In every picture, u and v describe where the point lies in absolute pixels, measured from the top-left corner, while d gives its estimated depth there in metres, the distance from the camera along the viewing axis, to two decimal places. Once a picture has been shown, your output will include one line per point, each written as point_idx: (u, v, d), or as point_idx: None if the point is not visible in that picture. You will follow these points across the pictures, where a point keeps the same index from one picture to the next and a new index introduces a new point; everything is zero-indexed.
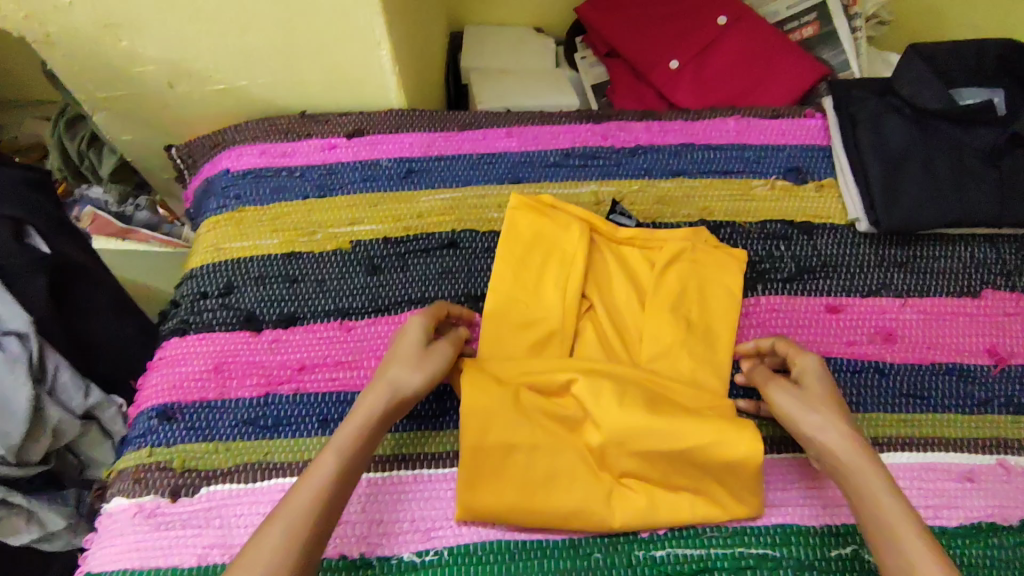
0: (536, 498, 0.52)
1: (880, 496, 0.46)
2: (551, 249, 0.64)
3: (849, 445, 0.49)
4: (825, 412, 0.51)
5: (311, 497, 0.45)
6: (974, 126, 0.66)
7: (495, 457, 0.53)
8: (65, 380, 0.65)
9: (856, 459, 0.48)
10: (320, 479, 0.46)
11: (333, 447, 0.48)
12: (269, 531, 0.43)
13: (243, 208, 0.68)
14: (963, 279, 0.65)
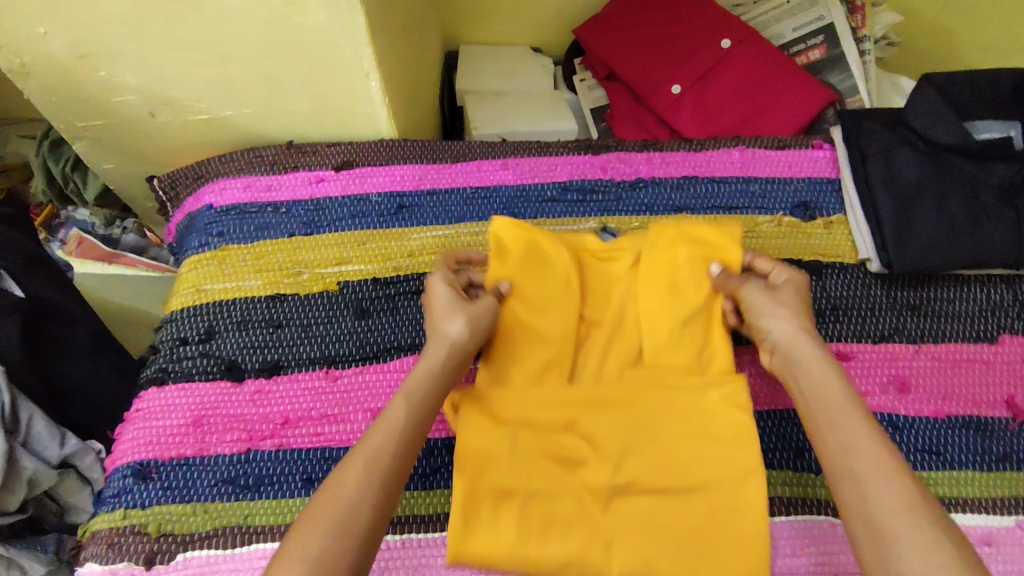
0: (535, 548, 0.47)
1: (829, 383, 0.47)
2: (543, 270, 0.57)
3: (807, 339, 0.50)
4: (789, 309, 0.51)
5: (388, 438, 0.45)
6: (989, 161, 0.62)
7: (487, 505, 0.48)
8: (40, 430, 0.62)
9: (810, 352, 0.49)
10: (395, 420, 0.46)
11: (403, 390, 0.48)
12: (350, 467, 0.43)
13: (225, 246, 0.65)
14: (979, 324, 0.62)
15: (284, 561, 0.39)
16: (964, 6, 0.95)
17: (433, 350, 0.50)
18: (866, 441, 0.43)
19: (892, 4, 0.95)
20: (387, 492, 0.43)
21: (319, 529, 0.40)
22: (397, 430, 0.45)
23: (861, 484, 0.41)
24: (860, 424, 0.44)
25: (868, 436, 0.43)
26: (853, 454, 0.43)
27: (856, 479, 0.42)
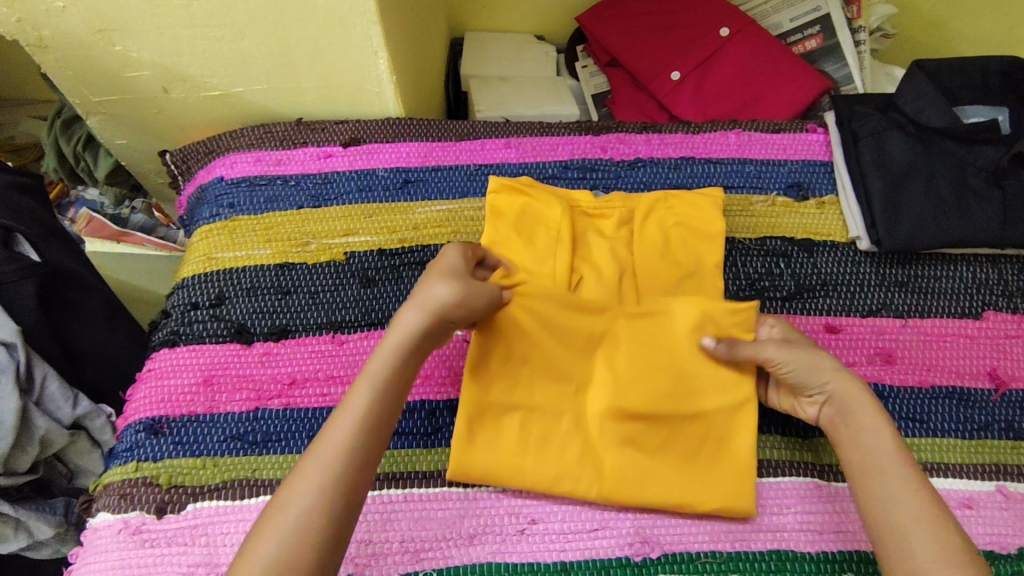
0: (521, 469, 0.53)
1: (871, 430, 0.49)
2: (537, 225, 0.65)
3: (854, 392, 0.51)
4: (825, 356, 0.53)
5: (347, 435, 0.47)
6: (977, 144, 0.65)
7: (486, 427, 0.55)
8: (53, 390, 0.64)
9: (860, 405, 0.50)
10: (356, 411, 0.48)
11: (364, 377, 0.49)
12: (306, 467, 0.45)
13: (236, 217, 0.67)
14: (964, 300, 0.64)
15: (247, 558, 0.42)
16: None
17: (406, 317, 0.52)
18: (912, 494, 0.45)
19: None
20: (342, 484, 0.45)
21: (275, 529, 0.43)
22: (357, 422, 0.47)
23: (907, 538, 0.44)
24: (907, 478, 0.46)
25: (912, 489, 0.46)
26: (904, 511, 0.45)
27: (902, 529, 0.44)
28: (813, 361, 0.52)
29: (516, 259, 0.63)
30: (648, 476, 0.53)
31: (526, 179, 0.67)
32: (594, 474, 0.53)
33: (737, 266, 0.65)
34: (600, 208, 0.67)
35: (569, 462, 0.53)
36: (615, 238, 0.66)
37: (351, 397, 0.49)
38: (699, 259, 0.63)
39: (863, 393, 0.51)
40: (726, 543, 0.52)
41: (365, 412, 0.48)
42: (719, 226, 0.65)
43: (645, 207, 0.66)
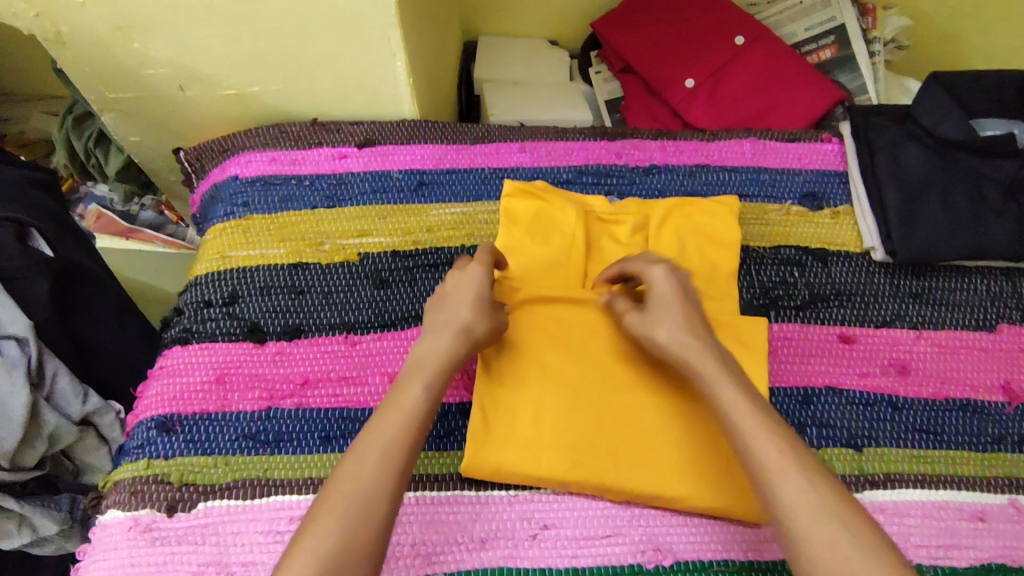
0: (525, 460, 0.53)
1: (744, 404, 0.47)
2: (551, 229, 0.65)
3: (701, 346, 0.51)
4: (670, 322, 0.53)
5: (399, 428, 0.47)
6: (993, 157, 0.65)
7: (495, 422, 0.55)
8: (63, 386, 0.64)
9: (700, 357, 0.51)
10: (412, 407, 0.48)
11: (420, 372, 0.50)
12: (365, 456, 0.45)
13: (250, 215, 0.67)
14: (978, 313, 0.64)
15: (300, 544, 0.41)
16: (973, 13, 0.97)
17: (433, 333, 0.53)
18: (782, 463, 0.44)
19: (903, 8, 0.98)
20: (398, 475, 0.45)
21: (332, 513, 0.42)
22: (409, 418, 0.47)
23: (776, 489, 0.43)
24: (757, 430, 0.46)
25: (785, 459, 0.44)
26: (763, 463, 0.44)
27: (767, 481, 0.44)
28: (652, 326, 0.53)
29: (531, 262, 0.63)
30: (663, 475, 0.53)
31: (541, 183, 0.67)
32: (612, 471, 0.53)
33: (752, 274, 0.65)
34: (614, 214, 0.66)
35: (589, 461, 0.53)
36: (628, 244, 0.65)
37: (402, 393, 0.49)
38: (713, 267, 0.64)
39: (700, 342, 0.51)
40: (739, 552, 0.52)
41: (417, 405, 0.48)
42: (732, 232, 0.65)
43: (661, 213, 0.66)
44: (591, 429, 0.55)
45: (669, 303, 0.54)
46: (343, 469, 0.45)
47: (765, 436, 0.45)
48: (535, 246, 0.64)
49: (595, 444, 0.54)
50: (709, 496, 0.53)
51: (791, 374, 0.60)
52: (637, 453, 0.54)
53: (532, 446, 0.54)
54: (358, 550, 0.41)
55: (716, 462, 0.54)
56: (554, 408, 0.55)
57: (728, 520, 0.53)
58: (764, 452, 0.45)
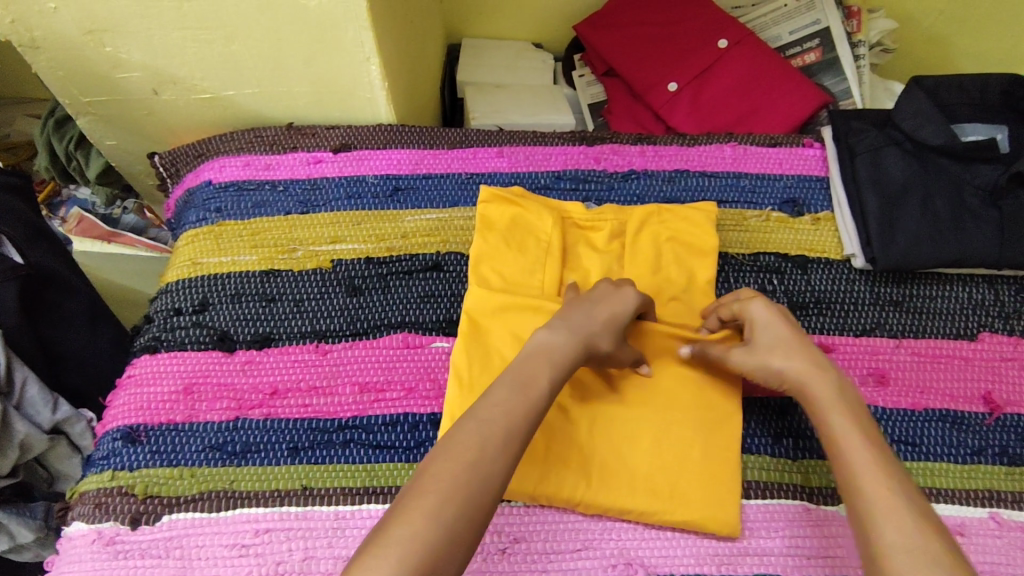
0: None
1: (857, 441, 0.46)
2: (527, 236, 0.64)
3: (813, 379, 0.50)
4: (790, 356, 0.52)
5: (521, 409, 0.46)
6: (974, 163, 0.64)
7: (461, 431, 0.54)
8: (33, 395, 0.63)
9: (820, 389, 0.50)
10: (534, 394, 0.47)
11: (548, 360, 0.49)
12: (477, 438, 0.44)
13: (223, 221, 0.66)
14: (959, 322, 0.63)
15: (394, 524, 0.40)
16: (960, 16, 0.96)
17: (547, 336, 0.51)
18: (893, 504, 0.43)
19: (889, 11, 0.97)
20: (513, 455, 0.44)
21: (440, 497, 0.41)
22: (530, 402, 0.46)
23: (875, 524, 0.42)
24: (865, 465, 0.45)
25: (897, 500, 0.43)
26: (868, 498, 0.44)
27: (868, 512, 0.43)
28: (763, 360, 0.53)
29: (506, 269, 0.62)
30: (634, 486, 0.52)
31: (518, 189, 0.66)
32: (583, 483, 0.52)
33: (730, 281, 0.65)
34: (591, 220, 0.66)
35: (557, 472, 0.53)
36: (605, 251, 0.65)
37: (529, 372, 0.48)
38: (690, 276, 0.63)
39: (828, 375, 0.51)
40: (711, 566, 0.51)
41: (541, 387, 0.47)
42: (710, 239, 0.64)
43: (640, 219, 0.65)
44: (558, 440, 0.54)
45: (782, 336, 0.53)
46: (451, 447, 0.43)
47: (878, 474, 0.44)
48: (511, 252, 0.63)
49: (565, 454, 0.54)
50: (678, 507, 0.52)
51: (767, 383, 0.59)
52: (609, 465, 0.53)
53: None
54: (458, 542, 0.40)
55: (688, 475, 0.53)
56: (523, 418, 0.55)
57: (700, 534, 0.52)
58: (873, 486, 0.44)
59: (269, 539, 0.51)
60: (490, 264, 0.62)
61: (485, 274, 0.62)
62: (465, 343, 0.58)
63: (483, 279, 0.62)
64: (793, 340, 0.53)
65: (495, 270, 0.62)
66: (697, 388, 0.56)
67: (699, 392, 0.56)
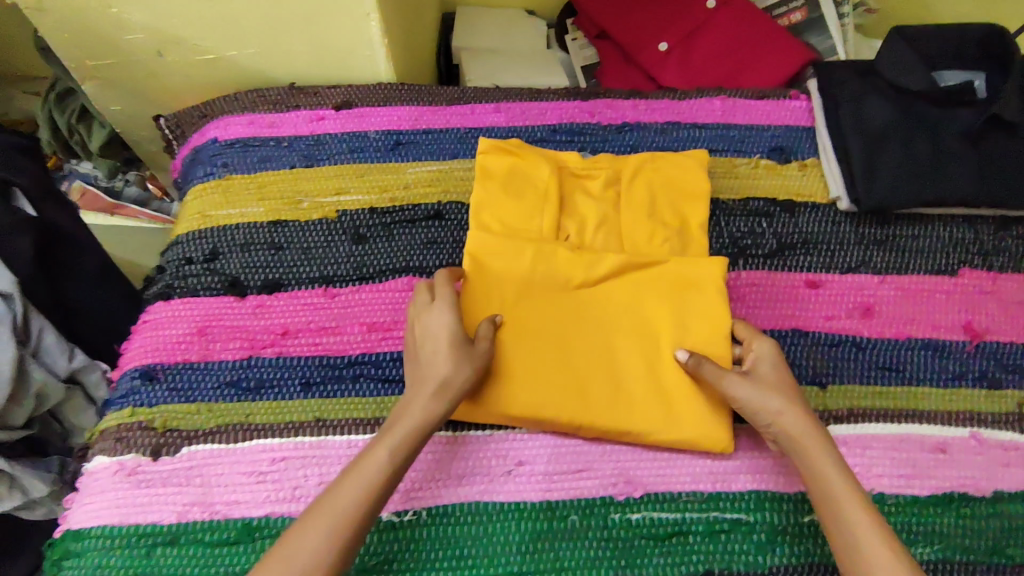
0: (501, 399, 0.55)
1: (841, 491, 0.47)
2: (525, 184, 0.65)
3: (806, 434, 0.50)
4: (783, 396, 0.52)
5: (360, 486, 0.46)
6: (953, 107, 0.66)
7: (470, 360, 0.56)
8: (49, 343, 0.66)
9: (812, 439, 0.50)
10: (372, 473, 0.47)
11: (388, 432, 0.49)
12: (316, 520, 0.45)
13: (230, 175, 0.68)
14: (940, 259, 0.65)
15: None
16: None
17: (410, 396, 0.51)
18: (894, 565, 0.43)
19: None
20: (341, 539, 0.44)
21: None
22: (369, 478, 0.47)
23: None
24: (867, 529, 0.45)
25: (895, 560, 0.43)
26: (872, 564, 0.44)
27: (866, 567, 0.44)
28: (760, 393, 0.52)
29: (504, 217, 0.64)
30: (636, 410, 0.55)
31: (515, 140, 0.67)
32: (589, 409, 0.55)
33: (721, 225, 0.67)
34: (587, 169, 0.68)
35: (564, 398, 0.55)
36: (602, 198, 0.67)
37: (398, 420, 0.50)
38: (683, 219, 0.65)
39: (813, 425, 0.50)
40: (706, 483, 0.54)
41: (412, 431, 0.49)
42: (702, 184, 0.66)
43: (633, 167, 0.67)
44: (562, 370, 0.56)
45: (780, 381, 0.53)
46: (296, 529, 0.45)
47: (872, 527, 0.45)
48: (510, 199, 0.65)
49: (569, 381, 0.56)
50: (679, 427, 0.54)
51: (758, 319, 0.62)
52: (611, 392, 0.56)
53: (508, 382, 0.55)
54: None
55: (686, 398, 0.56)
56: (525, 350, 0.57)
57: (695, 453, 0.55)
58: (876, 554, 0.44)
59: (285, 467, 0.54)
60: (491, 208, 0.64)
61: (485, 222, 0.64)
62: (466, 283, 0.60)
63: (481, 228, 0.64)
64: (788, 384, 0.53)
65: (494, 218, 0.64)
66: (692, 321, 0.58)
67: (693, 328, 0.58)
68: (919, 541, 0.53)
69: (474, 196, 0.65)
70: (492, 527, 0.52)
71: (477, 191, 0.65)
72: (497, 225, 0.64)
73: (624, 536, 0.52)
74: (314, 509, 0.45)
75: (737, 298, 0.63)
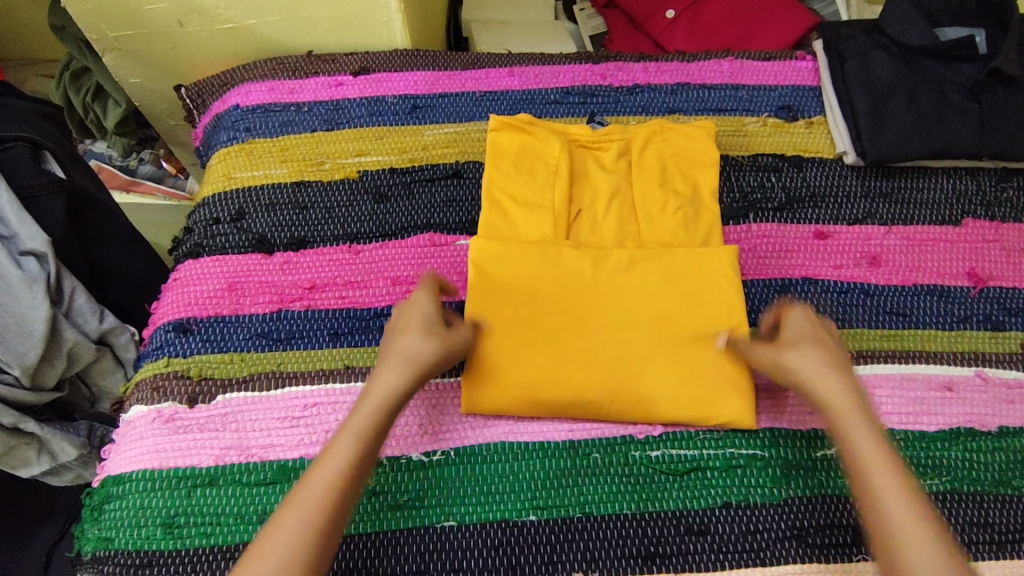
0: (530, 390, 0.55)
1: (852, 428, 0.45)
2: (536, 161, 0.67)
3: (838, 387, 0.47)
4: (804, 347, 0.50)
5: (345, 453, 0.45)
6: (956, 62, 0.68)
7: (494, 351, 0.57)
8: (81, 304, 0.67)
9: (831, 378, 0.47)
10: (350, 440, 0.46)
11: (373, 396, 0.48)
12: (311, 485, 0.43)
13: (253, 140, 0.70)
14: (944, 209, 0.67)
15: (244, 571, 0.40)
16: None
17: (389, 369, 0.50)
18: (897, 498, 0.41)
19: None
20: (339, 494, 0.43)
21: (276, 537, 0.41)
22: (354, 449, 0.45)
23: (902, 540, 0.40)
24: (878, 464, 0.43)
25: (901, 493, 0.41)
26: (876, 500, 0.42)
27: (871, 504, 0.42)
28: (777, 354, 0.50)
29: (517, 193, 0.65)
30: (647, 386, 0.55)
31: (523, 116, 0.68)
32: (602, 387, 0.55)
33: (731, 180, 0.69)
34: (599, 140, 0.69)
35: (575, 374, 0.56)
36: (613, 169, 0.68)
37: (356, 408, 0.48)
38: (695, 186, 0.66)
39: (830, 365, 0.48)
40: None
41: (381, 405, 0.48)
42: (713, 153, 0.67)
43: (644, 137, 0.67)
44: (588, 355, 0.57)
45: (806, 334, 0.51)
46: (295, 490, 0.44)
47: (882, 462, 0.43)
48: (523, 175, 0.66)
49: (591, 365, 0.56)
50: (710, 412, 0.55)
51: (770, 268, 0.64)
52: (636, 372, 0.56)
53: (533, 369, 0.56)
54: None
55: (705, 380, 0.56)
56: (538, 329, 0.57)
57: None
58: (889, 492, 0.42)
59: (317, 412, 0.56)
60: (503, 190, 0.65)
61: (498, 199, 0.65)
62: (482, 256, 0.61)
63: (494, 207, 0.65)
64: (818, 334, 0.51)
65: (507, 200, 0.65)
66: (706, 301, 0.59)
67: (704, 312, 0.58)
68: (928, 473, 0.55)
69: (485, 176, 0.66)
70: (517, 466, 0.54)
71: (487, 172, 0.66)
72: (509, 209, 0.65)
73: (645, 471, 0.54)
74: (299, 489, 0.44)
75: (749, 249, 0.65)
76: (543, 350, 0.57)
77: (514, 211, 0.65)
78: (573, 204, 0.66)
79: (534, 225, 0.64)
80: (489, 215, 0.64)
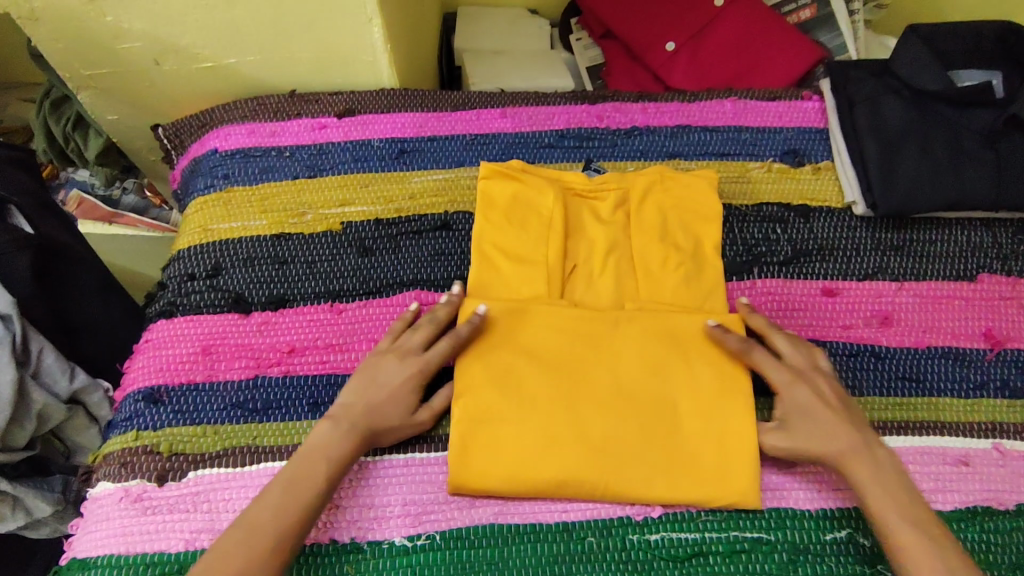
0: (502, 465, 0.52)
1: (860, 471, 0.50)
2: (528, 212, 0.63)
3: (856, 449, 0.51)
4: (800, 388, 0.53)
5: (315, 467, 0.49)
6: (971, 108, 0.65)
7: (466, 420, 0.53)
8: (49, 363, 0.64)
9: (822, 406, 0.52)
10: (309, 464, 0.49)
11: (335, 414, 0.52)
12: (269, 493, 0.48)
13: (231, 187, 0.67)
14: (958, 263, 0.64)
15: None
16: None
17: (365, 389, 0.53)
18: (904, 530, 0.47)
19: None
20: (303, 507, 0.47)
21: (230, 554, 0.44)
22: (322, 467, 0.49)
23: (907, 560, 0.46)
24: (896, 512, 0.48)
25: (906, 524, 0.47)
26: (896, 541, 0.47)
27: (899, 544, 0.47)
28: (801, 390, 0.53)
29: (508, 248, 0.62)
30: (636, 468, 0.52)
31: (516, 163, 0.65)
32: (578, 459, 0.52)
33: (735, 231, 0.65)
34: (595, 189, 0.65)
35: (559, 451, 0.52)
36: (610, 221, 0.64)
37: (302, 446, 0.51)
38: (697, 242, 0.63)
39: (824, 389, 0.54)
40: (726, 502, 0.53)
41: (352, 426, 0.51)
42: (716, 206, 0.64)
43: (643, 188, 0.64)
44: (576, 430, 0.53)
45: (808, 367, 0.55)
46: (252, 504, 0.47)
47: (887, 500, 0.48)
48: (514, 226, 0.62)
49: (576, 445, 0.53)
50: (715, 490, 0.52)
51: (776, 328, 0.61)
52: (629, 452, 0.53)
53: (517, 443, 0.53)
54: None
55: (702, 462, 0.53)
56: (512, 388, 0.55)
57: None
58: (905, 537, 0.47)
59: None
60: (492, 242, 0.62)
61: (488, 253, 0.62)
62: (415, 313, 0.59)
63: (485, 261, 0.61)
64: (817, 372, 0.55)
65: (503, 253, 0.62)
66: (695, 376, 0.56)
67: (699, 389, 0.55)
68: None
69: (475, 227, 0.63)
70: (507, 552, 0.51)
71: (478, 223, 0.63)
72: (496, 264, 0.61)
73: (644, 557, 0.51)
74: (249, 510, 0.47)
75: (753, 308, 0.62)
76: (525, 425, 0.53)
77: (509, 267, 0.61)
78: (568, 259, 0.62)
79: (528, 284, 0.60)
80: (480, 271, 0.61)
